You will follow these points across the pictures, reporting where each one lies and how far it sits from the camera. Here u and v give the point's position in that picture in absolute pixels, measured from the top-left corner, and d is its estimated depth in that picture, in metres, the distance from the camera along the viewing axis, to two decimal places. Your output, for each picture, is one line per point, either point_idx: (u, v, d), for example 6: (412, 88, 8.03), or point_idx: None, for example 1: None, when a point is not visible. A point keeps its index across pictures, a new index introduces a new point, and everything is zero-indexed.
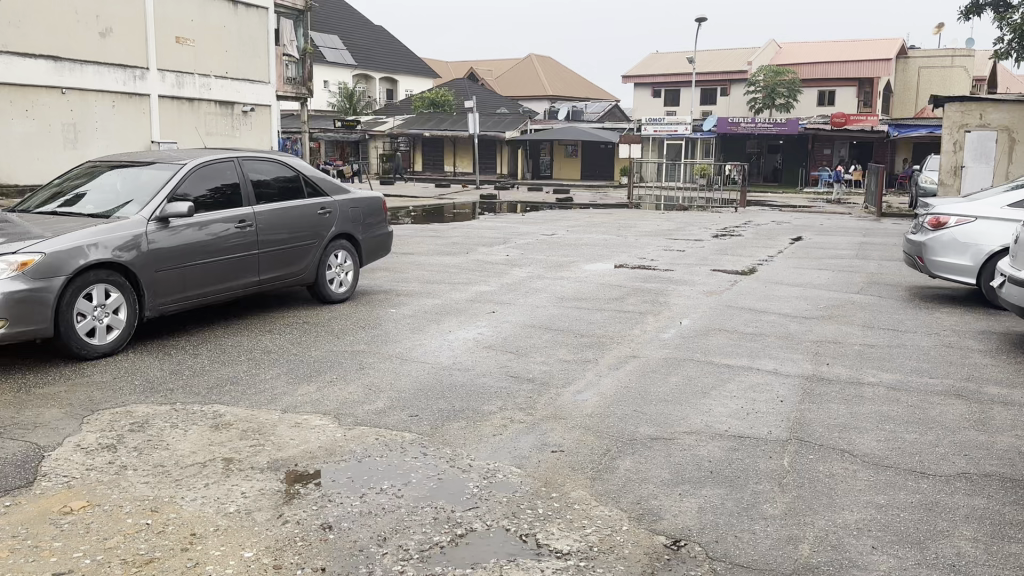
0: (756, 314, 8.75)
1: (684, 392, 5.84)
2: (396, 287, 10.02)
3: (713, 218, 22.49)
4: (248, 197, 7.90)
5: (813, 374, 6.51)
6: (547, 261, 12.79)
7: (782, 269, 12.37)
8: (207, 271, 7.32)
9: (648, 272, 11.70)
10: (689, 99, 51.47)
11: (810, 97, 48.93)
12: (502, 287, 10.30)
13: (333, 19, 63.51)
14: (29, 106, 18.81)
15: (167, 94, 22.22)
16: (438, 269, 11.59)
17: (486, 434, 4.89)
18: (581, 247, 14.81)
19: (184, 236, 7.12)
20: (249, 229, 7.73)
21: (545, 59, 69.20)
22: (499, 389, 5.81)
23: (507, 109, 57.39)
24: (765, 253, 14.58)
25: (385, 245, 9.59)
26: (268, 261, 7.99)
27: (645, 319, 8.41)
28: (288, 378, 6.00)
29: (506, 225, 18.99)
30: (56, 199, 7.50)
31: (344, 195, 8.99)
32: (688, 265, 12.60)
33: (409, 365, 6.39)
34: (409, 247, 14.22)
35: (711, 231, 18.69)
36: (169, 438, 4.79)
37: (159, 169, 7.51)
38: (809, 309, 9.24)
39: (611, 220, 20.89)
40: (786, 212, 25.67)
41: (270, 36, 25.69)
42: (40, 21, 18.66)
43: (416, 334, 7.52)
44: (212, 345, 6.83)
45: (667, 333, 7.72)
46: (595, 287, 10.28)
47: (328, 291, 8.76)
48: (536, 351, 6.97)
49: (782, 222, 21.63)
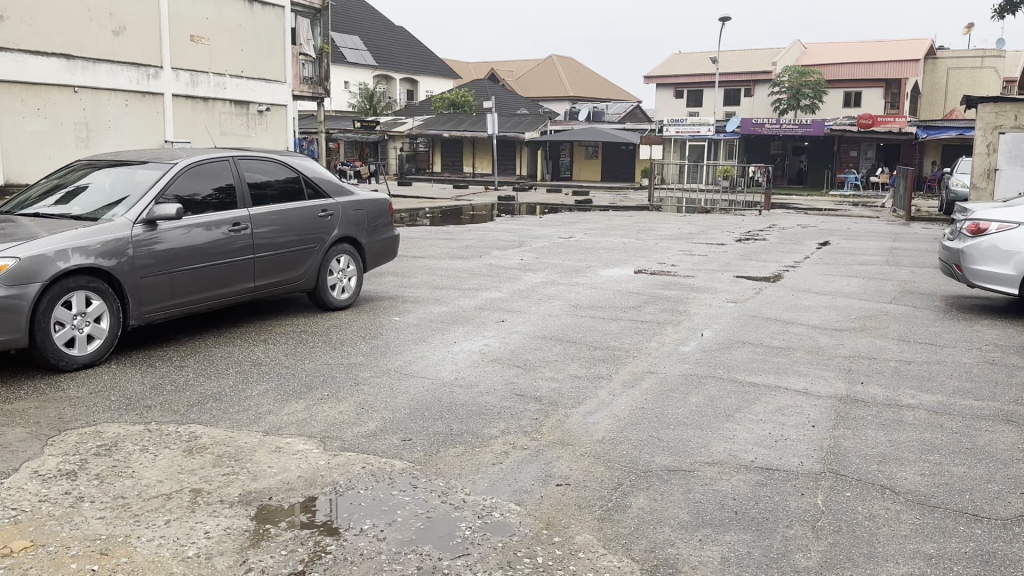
0: (782, 326, 8.21)
1: (704, 416, 5.34)
2: (403, 293, 9.58)
3: (736, 222, 21.90)
4: (244, 198, 7.49)
5: (846, 395, 5.97)
6: (563, 266, 12.31)
7: (810, 276, 11.80)
8: (198, 277, 6.92)
9: (668, 279, 11.20)
10: (712, 99, 50.75)
11: (836, 98, 48.06)
12: (514, 294, 9.81)
13: (353, 20, 63.38)
14: (41, 104, 18.55)
15: (181, 93, 21.96)
16: (449, 274, 11.14)
17: (484, 463, 4.42)
18: (599, 251, 14.32)
19: (173, 240, 6.71)
20: (243, 232, 7.32)
21: (567, 60, 68.74)
22: (503, 409, 5.33)
23: (527, 110, 56.95)
24: (791, 258, 14.00)
25: (392, 249, 9.14)
26: (265, 266, 7.57)
27: (663, 330, 7.90)
28: (276, 394, 5.57)
29: (522, 228, 18.52)
30: (52, 194, 7.15)
31: (347, 196, 8.56)
32: (710, 271, 12.07)
33: (407, 381, 5.93)
34: (421, 250, 13.79)
35: (735, 234, 18.12)
36: (136, 465, 4.36)
37: (148, 170, 7.10)
38: (839, 320, 8.68)
39: (631, 224, 20.38)
40: (811, 216, 25.00)
41: (286, 35, 25.42)
42: (52, 19, 18.43)
43: (419, 345, 7.06)
44: (200, 357, 6.41)
45: (687, 347, 7.21)
46: (611, 295, 9.79)
47: (329, 298, 8.33)
48: (546, 366, 6.49)
49: (808, 226, 20.99)
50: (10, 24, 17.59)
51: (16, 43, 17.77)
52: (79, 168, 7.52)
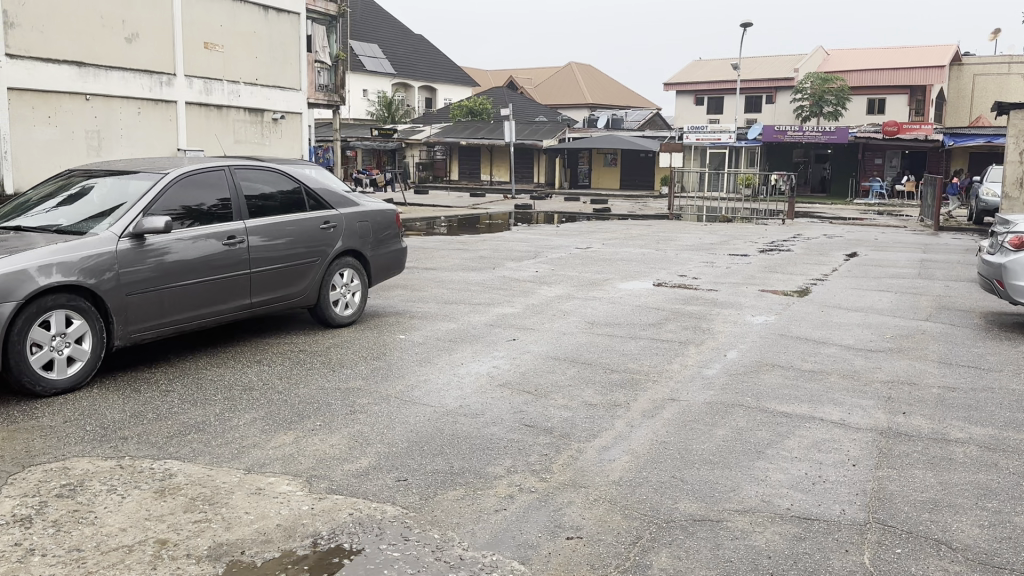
0: (812, 347, 7.67)
1: (732, 453, 4.83)
2: (410, 309, 9.12)
3: (758, 231, 21.34)
4: (241, 209, 7.08)
5: (888, 428, 5.44)
6: (579, 279, 11.84)
7: (839, 291, 11.26)
8: (189, 294, 6.51)
9: (690, 292, 10.70)
10: (733, 106, 50.11)
11: (860, 105, 47.27)
12: (528, 309, 9.33)
13: (371, 28, 63.25)
14: (52, 112, 18.34)
15: (194, 100, 21.72)
16: (460, 287, 10.70)
17: (487, 510, 3.95)
18: (617, 263, 13.84)
19: (162, 255, 6.31)
20: (240, 246, 6.91)
21: (586, 67, 68.37)
22: (510, 443, 4.85)
23: (545, 117, 56.58)
24: (818, 271, 13.44)
25: (399, 262, 8.70)
26: (262, 282, 7.15)
27: (685, 350, 7.39)
28: (264, 424, 5.13)
29: (539, 238, 18.06)
30: (54, 195, 6.81)
31: (351, 208, 8.13)
32: (734, 284, 11.54)
33: (408, 409, 5.46)
34: (433, 261, 13.38)
35: (758, 245, 17.55)
36: (100, 508, 3.93)
37: (136, 181, 6.69)
38: (874, 340, 8.13)
39: (650, 233, 19.86)
40: (836, 225, 24.39)
41: (301, 42, 25.18)
42: (64, 27, 18.24)
43: (423, 367, 6.60)
44: (187, 382, 6.00)
45: (711, 370, 6.68)
46: (629, 310, 9.29)
47: (332, 314, 7.90)
48: (558, 391, 5.99)
49: (833, 236, 20.39)
50: (21, 30, 17.38)
51: (27, 51, 17.57)
52: (77, 173, 7.16)
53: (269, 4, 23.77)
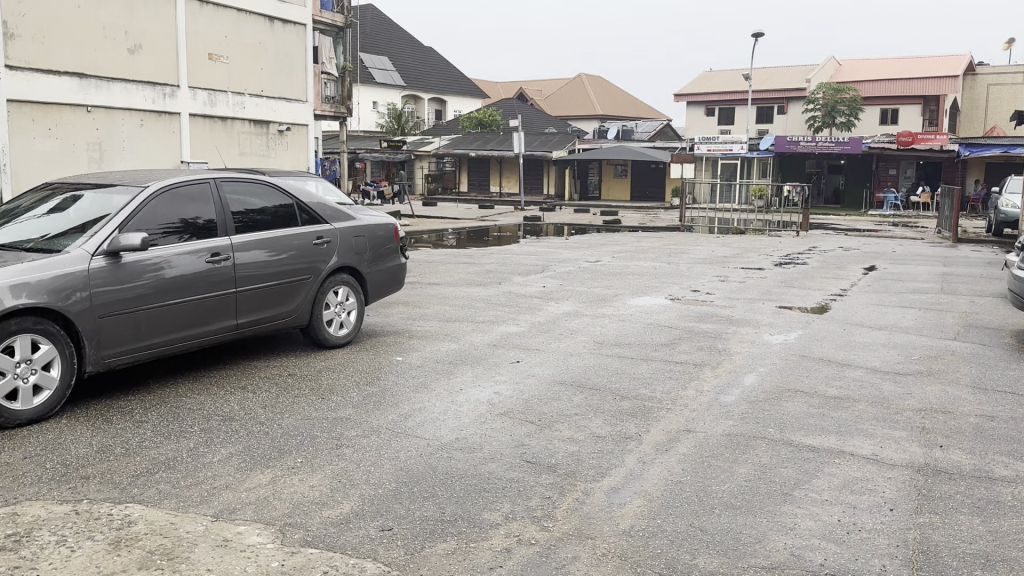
0: (836, 371, 7.18)
1: (756, 497, 4.34)
2: (410, 328, 8.67)
3: (773, 243, 20.85)
4: (226, 224, 6.67)
5: (926, 465, 4.94)
6: (589, 294, 11.39)
7: (860, 307, 10.77)
8: (169, 315, 6.09)
9: (704, 309, 10.22)
10: (745, 117, 49.65)
11: (873, 115, 46.76)
12: (533, 327, 8.88)
13: (381, 40, 63.12)
14: (52, 124, 18.05)
15: (198, 112, 21.44)
16: (464, 304, 10.27)
17: (481, 567, 3.49)
18: (628, 277, 13.39)
19: (139, 275, 5.89)
20: (224, 264, 6.49)
21: (597, 79, 68.12)
22: (509, 483, 4.39)
23: (555, 128, 56.29)
24: (837, 285, 12.95)
25: (398, 278, 8.27)
26: (249, 302, 6.73)
27: (700, 373, 6.90)
28: (240, 461, 4.70)
29: (548, 251, 17.63)
30: (47, 200, 6.47)
31: (346, 222, 7.70)
32: (750, 300, 11.05)
33: (399, 443, 5.01)
34: (438, 276, 12.96)
35: (773, 258, 17.06)
36: (44, 565, 3.49)
37: (115, 193, 6.29)
38: (902, 362, 7.62)
39: (662, 246, 19.42)
40: (852, 237, 23.90)
41: (308, 53, 24.91)
42: (65, 37, 17.98)
43: (420, 393, 6.14)
44: (163, 413, 5.58)
45: (728, 397, 6.19)
46: (640, 329, 8.81)
47: (325, 334, 7.46)
48: (564, 421, 5.52)
49: (850, 249, 19.87)
50: (21, 41, 17.13)
51: (27, 62, 17.31)
52: (63, 183, 6.80)
53: (274, 14, 23.50)
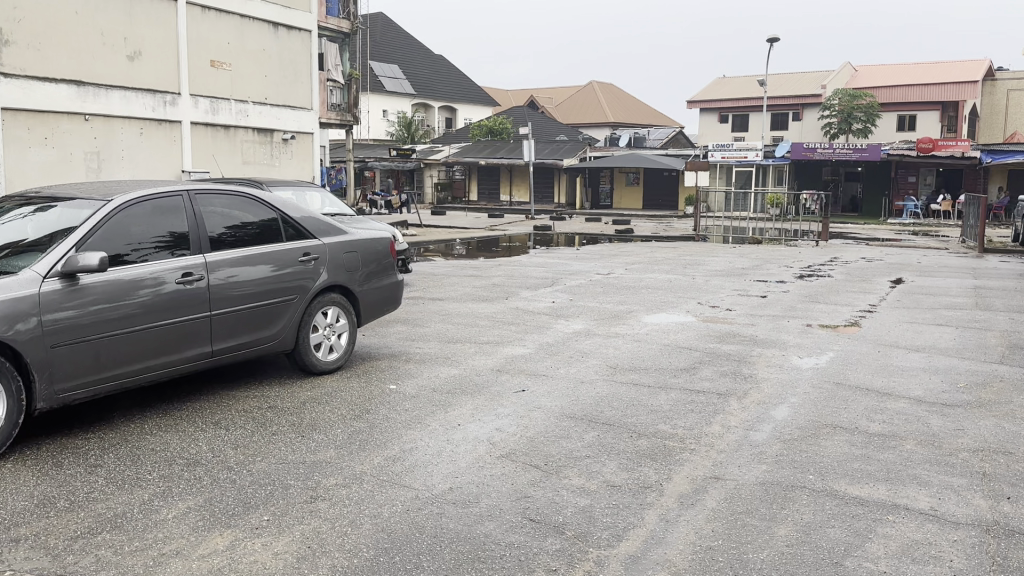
0: (875, 403, 6.48)
1: (801, 569, 3.66)
2: (408, 350, 8.00)
3: (792, 254, 20.15)
4: (201, 241, 6.04)
5: (995, 523, 4.24)
6: (601, 310, 10.73)
7: (892, 326, 10.06)
8: (134, 341, 5.48)
9: (725, 328, 9.55)
10: (759, 124, 48.87)
11: (890, 122, 45.92)
12: (541, 348, 8.23)
13: (391, 49, 62.79)
14: (48, 133, 17.55)
15: (200, 120, 20.92)
16: (467, 322, 9.63)
17: None
18: (641, 291, 12.71)
19: (98, 298, 5.27)
20: (197, 286, 5.87)
21: (608, 86, 67.53)
22: (508, 551, 3.72)
23: (566, 136, 55.72)
24: (864, 301, 12.22)
25: (394, 297, 7.62)
26: (226, 326, 6.10)
27: (725, 405, 6.21)
28: (199, 519, 4.06)
29: (559, 263, 16.98)
30: (9, 211, 5.86)
31: (336, 236, 7.06)
32: (772, 318, 10.36)
33: (384, 494, 4.35)
34: (442, 290, 12.33)
35: (793, 270, 16.37)
36: None
37: (77, 206, 5.66)
38: (947, 392, 6.90)
39: (677, 257, 18.73)
40: (873, 247, 23.17)
41: (314, 61, 24.42)
42: (62, 44, 17.51)
43: (413, 429, 5.48)
44: (123, 454, 4.95)
45: (760, 435, 5.53)
46: (657, 351, 8.14)
47: (313, 359, 6.81)
48: (574, 466, 4.83)
49: (873, 260, 19.14)
50: (17, 48, 16.66)
51: (23, 69, 16.83)
52: (28, 193, 6.21)
53: (279, 20, 23.00)
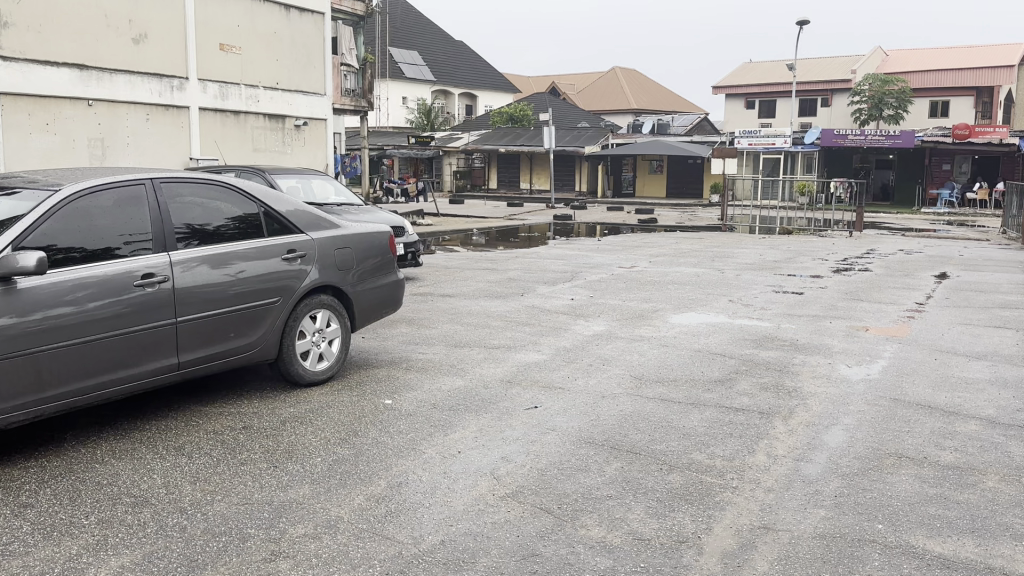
0: (942, 425, 5.59)
1: None
2: (410, 356, 7.22)
3: (826, 245, 19.21)
4: (165, 237, 5.28)
5: None
6: (624, 309, 9.89)
7: (945, 328, 9.15)
8: (83, 354, 4.74)
9: (760, 330, 8.67)
10: (787, 109, 47.53)
11: (922, 107, 44.46)
12: (558, 354, 7.42)
13: (411, 34, 61.90)
14: (50, 119, 16.90)
15: (209, 106, 20.24)
16: (478, 322, 8.84)
17: None
18: (667, 287, 11.85)
19: (38, 305, 4.52)
20: (158, 290, 5.11)
21: (631, 72, 66.33)
22: None
23: (588, 123, 54.69)
24: (910, 298, 11.29)
25: (393, 298, 6.83)
26: (195, 335, 5.33)
27: (768, 428, 5.39)
28: None
29: (579, 254, 16.12)
30: None
31: (326, 231, 6.29)
32: (811, 318, 9.46)
33: (361, 550, 3.57)
34: (454, 286, 11.54)
35: (828, 263, 15.40)
36: None
37: (23, 199, 4.89)
38: (1022, 410, 6.01)
39: (703, 248, 17.83)
40: (910, 238, 22.12)
41: (326, 44, 23.70)
42: (64, 27, 16.84)
43: (404, 459, 4.69)
44: (60, 490, 4.20)
45: (813, 469, 4.72)
46: (686, 358, 7.30)
47: (299, 370, 6.04)
48: (595, 510, 4.02)
49: (912, 252, 18.09)
50: (16, 31, 16.01)
51: (23, 53, 16.19)
52: None
53: (291, 3, 22.29)
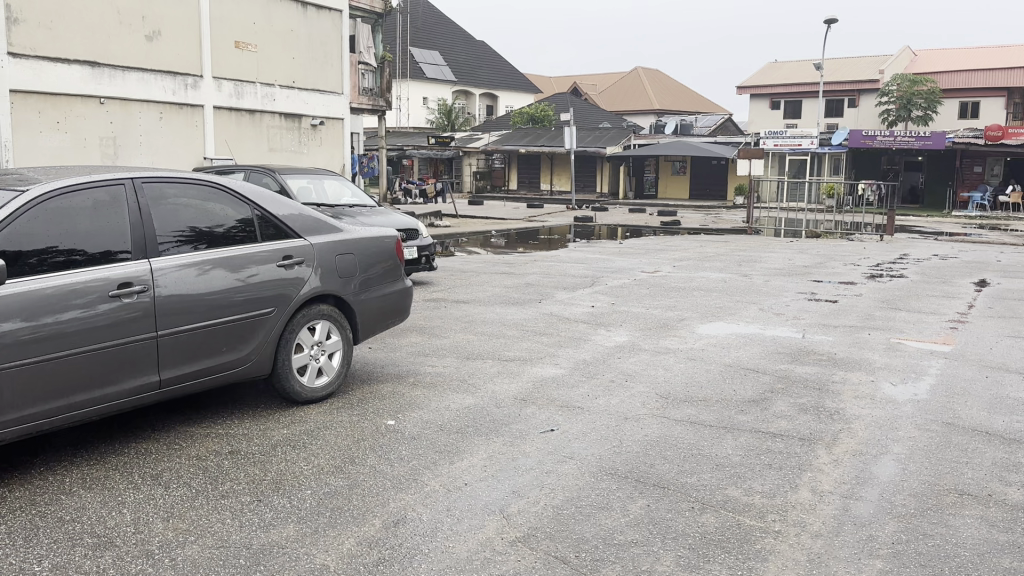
0: (1005, 456, 5.01)
1: None
2: (418, 369, 6.73)
3: (857, 250, 18.54)
4: (150, 241, 4.84)
5: None
6: (649, 318, 9.34)
7: (994, 342, 8.53)
8: (54, 371, 4.30)
9: (794, 342, 8.11)
10: (813, 110, 46.64)
11: (952, 108, 43.41)
12: (578, 369, 6.90)
13: (432, 34, 61.55)
14: (61, 117, 16.61)
15: (223, 105, 19.90)
16: (493, 331, 8.34)
17: None
18: (694, 293, 11.28)
19: (8, 314, 4.11)
20: (143, 299, 4.68)
21: (654, 72, 65.61)
22: None
23: (610, 124, 54.05)
24: (952, 308, 10.67)
25: (400, 307, 6.34)
26: (179, 349, 4.88)
27: (811, 459, 4.86)
28: None
29: (601, 258, 15.58)
30: None
31: (327, 236, 5.82)
32: (849, 330, 8.88)
33: None
34: (469, 291, 11.05)
35: (861, 269, 14.75)
36: None
37: None
38: None
39: (730, 252, 17.23)
40: (945, 243, 21.36)
41: (344, 43, 23.36)
42: (75, 23, 16.54)
43: (404, 492, 4.19)
44: (15, 528, 3.74)
45: (865, 509, 4.17)
46: (717, 373, 6.77)
47: (296, 386, 5.57)
48: (617, 560, 3.51)
49: (947, 257, 17.40)
50: (27, 27, 15.72)
51: (33, 49, 15.89)
52: None
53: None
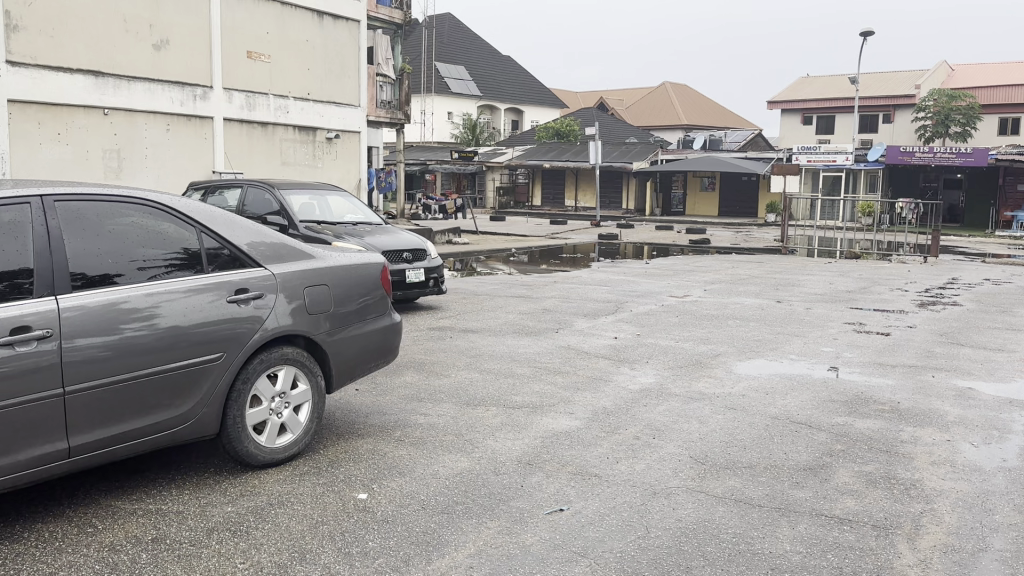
0: None
1: None
2: (408, 421, 5.71)
3: (900, 273, 17.35)
4: (126, 266, 4.15)
5: None
6: (678, 353, 8.29)
7: None
8: None
9: (849, 387, 7.00)
10: (847, 125, 45.24)
11: (991, 124, 41.90)
12: (595, 420, 5.85)
13: (458, 49, 60.94)
14: (62, 129, 15.91)
15: (234, 116, 19.16)
16: (502, 369, 7.32)
17: None
18: (729, 323, 10.19)
19: None
20: (138, 331, 4.05)
21: (681, 87, 64.48)
22: None
23: (637, 139, 53.03)
24: (1017, 342, 9.51)
25: (386, 347, 5.38)
26: (92, 411, 3.92)
27: (895, 562, 3.76)
28: None
29: (626, 281, 14.52)
30: None
31: (298, 264, 4.87)
32: (909, 371, 7.75)
33: None
34: (480, 319, 10.06)
35: (909, 295, 13.58)
36: None
37: None
38: None
39: (764, 274, 16.10)
40: (992, 266, 20.06)
41: (361, 54, 22.64)
42: (78, 31, 15.87)
43: None
44: None
45: None
46: (762, 429, 5.68)
47: (251, 447, 4.59)
48: None
49: (999, 281, 16.14)
50: (26, 35, 15.04)
51: (33, 58, 15.21)
52: None
53: (324, 9, 21.22)
